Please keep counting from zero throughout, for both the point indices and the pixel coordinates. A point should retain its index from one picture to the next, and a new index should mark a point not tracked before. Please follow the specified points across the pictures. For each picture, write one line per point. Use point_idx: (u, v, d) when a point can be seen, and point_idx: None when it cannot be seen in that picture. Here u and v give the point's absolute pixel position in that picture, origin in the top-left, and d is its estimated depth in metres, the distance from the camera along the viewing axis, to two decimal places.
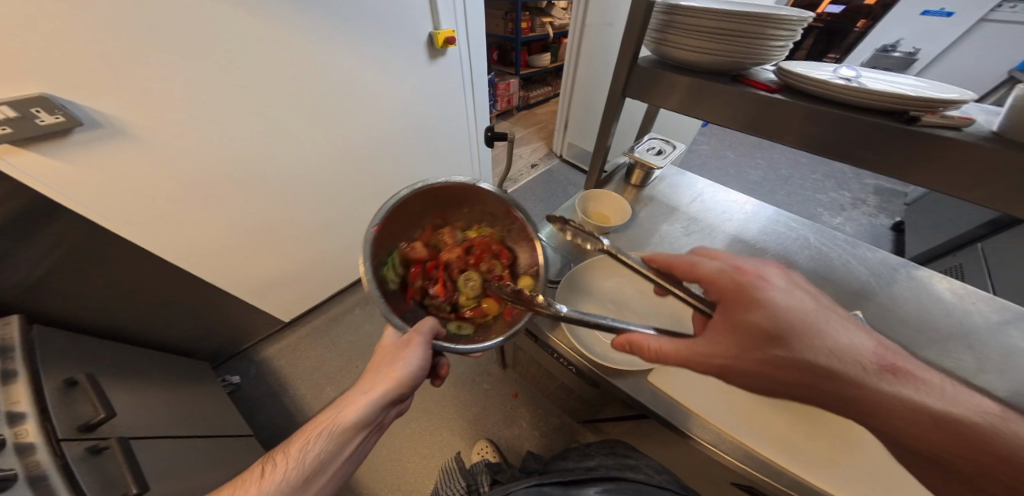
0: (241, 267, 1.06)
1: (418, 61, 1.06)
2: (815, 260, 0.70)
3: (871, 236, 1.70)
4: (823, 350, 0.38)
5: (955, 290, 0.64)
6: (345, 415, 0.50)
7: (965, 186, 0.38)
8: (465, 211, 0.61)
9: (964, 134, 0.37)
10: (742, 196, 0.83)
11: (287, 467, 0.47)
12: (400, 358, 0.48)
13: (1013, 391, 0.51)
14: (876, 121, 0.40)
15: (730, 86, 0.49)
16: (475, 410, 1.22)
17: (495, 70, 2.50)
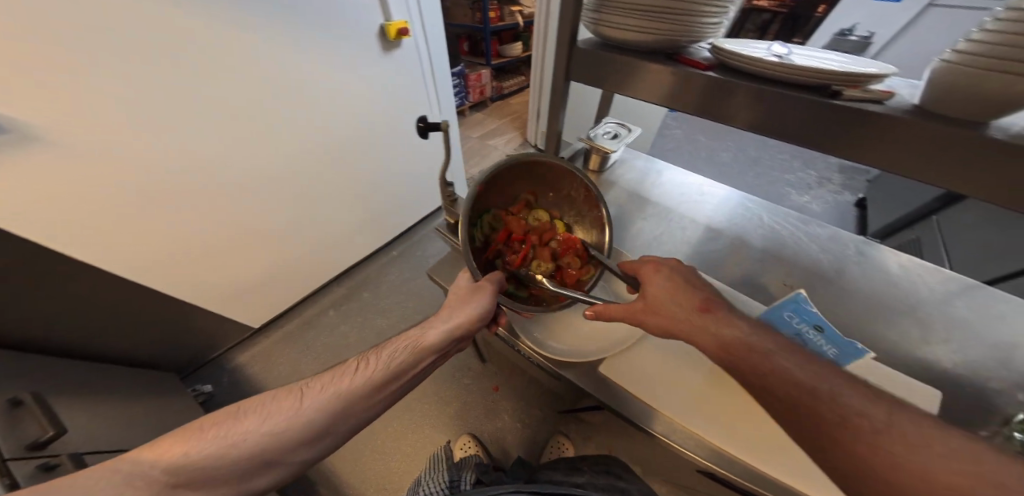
0: (204, 275, 0.99)
1: (373, 54, 1.01)
2: (768, 239, 0.70)
3: (837, 214, 1.76)
4: (700, 311, 0.40)
5: (905, 264, 0.63)
6: (426, 337, 0.51)
7: (906, 164, 0.37)
8: (548, 193, 0.61)
9: (887, 107, 0.37)
10: (700, 178, 0.83)
11: (366, 370, 0.48)
12: (482, 293, 0.49)
13: (970, 358, 0.51)
14: (808, 97, 0.39)
15: (674, 67, 0.47)
16: (456, 405, 1.12)
17: (465, 61, 2.45)
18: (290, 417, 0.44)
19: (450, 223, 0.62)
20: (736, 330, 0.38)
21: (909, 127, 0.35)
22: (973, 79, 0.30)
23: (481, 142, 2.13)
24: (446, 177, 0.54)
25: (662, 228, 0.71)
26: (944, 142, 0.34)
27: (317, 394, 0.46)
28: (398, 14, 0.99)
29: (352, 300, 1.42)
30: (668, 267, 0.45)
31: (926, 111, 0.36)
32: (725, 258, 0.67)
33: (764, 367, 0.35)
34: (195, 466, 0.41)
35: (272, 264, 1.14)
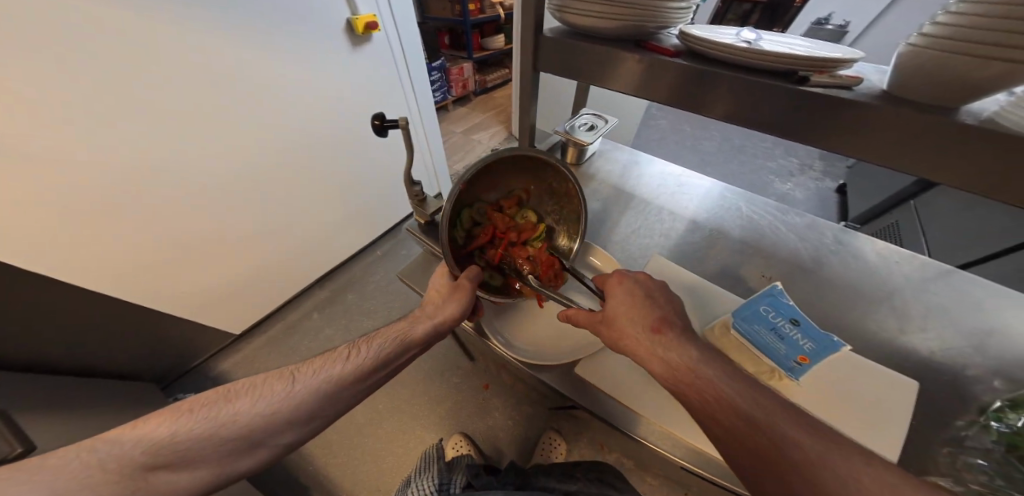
0: (184, 276, 0.93)
1: (342, 50, 0.95)
2: (746, 229, 0.69)
3: (819, 200, 1.78)
4: (650, 331, 0.39)
5: (880, 251, 0.63)
6: (421, 325, 0.50)
7: (883, 151, 0.36)
8: (532, 185, 0.56)
9: (854, 93, 0.36)
10: (678, 169, 0.82)
11: (360, 355, 0.46)
12: (460, 293, 0.49)
13: (951, 344, 0.51)
14: (775, 84, 0.38)
15: (641, 54, 0.45)
16: (446, 405, 1.05)
17: (446, 55, 2.40)
18: (282, 399, 0.42)
19: (421, 224, 0.59)
20: (682, 354, 0.37)
21: (881, 112, 0.34)
22: (939, 64, 0.29)
23: (465, 137, 2.09)
24: (410, 177, 0.51)
25: (640, 221, 0.70)
26: (915, 132, 0.33)
27: (310, 377, 0.44)
28: (366, 8, 0.95)
29: (336, 304, 1.30)
30: (632, 281, 0.44)
31: (893, 96, 0.35)
32: (704, 250, 0.66)
33: (712, 394, 0.34)
34: (178, 449, 0.37)
35: (255, 270, 1.09)
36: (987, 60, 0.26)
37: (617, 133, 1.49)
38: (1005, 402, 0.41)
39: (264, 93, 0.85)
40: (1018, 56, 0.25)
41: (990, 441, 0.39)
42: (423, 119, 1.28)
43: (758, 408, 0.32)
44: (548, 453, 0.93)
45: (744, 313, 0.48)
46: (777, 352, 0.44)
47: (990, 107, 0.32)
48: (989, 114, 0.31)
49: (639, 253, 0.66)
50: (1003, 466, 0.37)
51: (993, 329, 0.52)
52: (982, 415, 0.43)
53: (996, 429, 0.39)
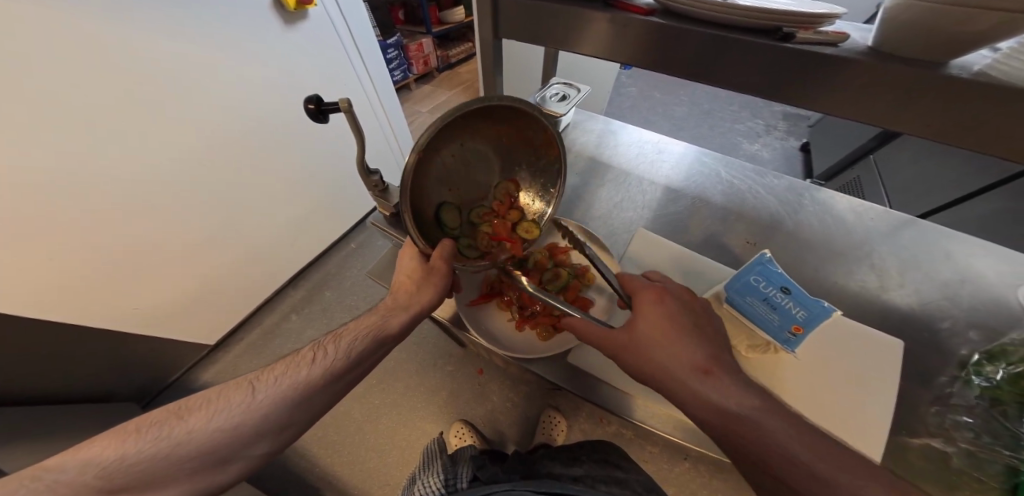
0: (161, 284, 0.83)
1: (275, 30, 0.80)
2: (728, 195, 0.67)
3: (784, 159, 1.82)
4: (693, 369, 0.35)
5: (855, 208, 0.63)
6: (398, 316, 0.46)
7: (882, 114, 0.33)
8: (508, 131, 0.46)
9: (840, 51, 0.33)
10: (656, 136, 0.78)
11: (329, 355, 0.42)
12: (435, 276, 0.45)
13: (921, 297, 0.53)
14: (755, 43, 0.35)
15: (611, 14, 0.41)
16: (443, 395, 1.04)
17: (402, 31, 2.22)
18: (242, 413, 0.37)
19: (386, 215, 0.53)
20: (734, 397, 0.34)
21: (865, 72, 0.32)
22: (931, 16, 0.26)
23: (432, 117, 1.98)
24: (365, 165, 0.44)
25: (625, 196, 0.68)
26: (919, 88, 0.30)
27: (273, 384, 0.39)
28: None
29: (314, 302, 1.15)
30: (672, 299, 0.40)
31: (880, 53, 0.33)
32: (687, 219, 0.65)
33: (749, 429, 0.32)
34: (127, 474, 0.31)
35: (235, 281, 1.00)
36: (981, 8, 0.23)
37: (588, 104, 1.44)
38: (982, 355, 0.46)
39: (218, 86, 0.74)
40: (1007, 4, 0.22)
41: (974, 396, 0.44)
42: (384, 101, 1.18)
43: (822, 458, 0.30)
44: (549, 432, 0.92)
45: (736, 285, 0.45)
46: (771, 324, 0.44)
47: (977, 62, 0.30)
48: (986, 68, 0.29)
49: (623, 228, 0.64)
50: (989, 422, 0.42)
51: (963, 279, 0.55)
52: (964, 369, 0.47)
53: (978, 384, 0.44)
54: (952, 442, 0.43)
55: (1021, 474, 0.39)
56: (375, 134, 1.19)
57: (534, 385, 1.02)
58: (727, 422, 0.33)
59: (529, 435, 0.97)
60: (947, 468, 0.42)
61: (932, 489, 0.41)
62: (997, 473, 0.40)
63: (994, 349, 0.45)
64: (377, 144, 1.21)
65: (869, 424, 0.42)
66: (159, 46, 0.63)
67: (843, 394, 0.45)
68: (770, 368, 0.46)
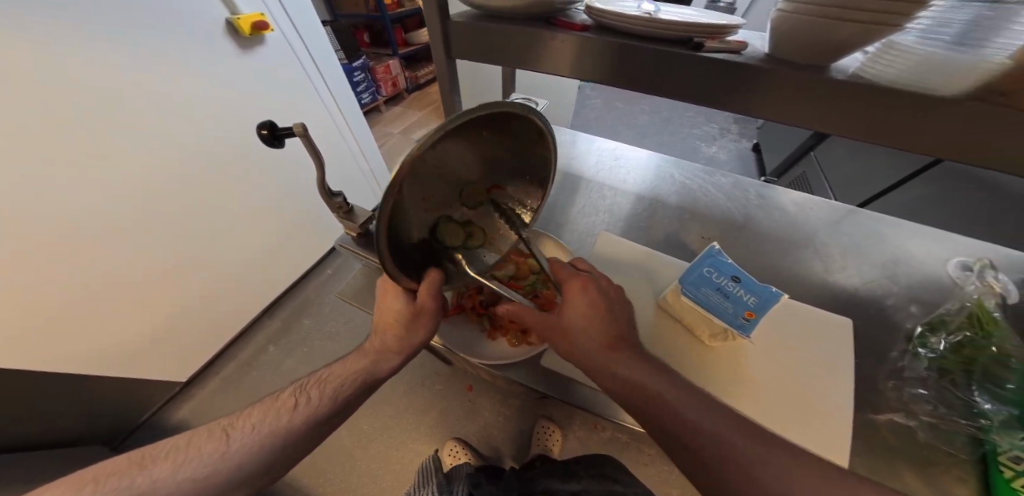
0: (131, 317, 0.80)
1: (232, 56, 0.80)
2: (681, 195, 0.71)
3: (740, 159, 1.92)
4: (605, 348, 0.39)
5: (797, 200, 0.67)
6: (388, 361, 0.45)
7: (800, 117, 0.36)
8: (491, 132, 0.39)
9: (742, 58, 0.36)
10: (612, 144, 0.82)
11: (312, 401, 0.41)
12: (427, 314, 0.43)
13: (866, 276, 0.57)
14: (669, 52, 0.38)
15: (548, 33, 0.43)
16: (432, 413, 1.01)
17: (368, 53, 2.29)
18: (213, 462, 0.36)
19: (353, 236, 0.50)
20: (638, 371, 0.38)
21: (775, 75, 0.34)
22: (800, 27, 0.30)
23: (404, 137, 2.01)
24: (327, 187, 0.42)
25: (586, 202, 0.70)
26: (827, 89, 0.33)
27: (249, 431, 0.39)
28: (249, 7, 0.81)
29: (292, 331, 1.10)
30: (595, 287, 0.42)
31: (778, 59, 0.35)
32: (646, 221, 0.67)
33: (664, 411, 0.35)
34: None
35: (209, 312, 0.97)
36: (840, 20, 0.28)
37: (551, 117, 1.49)
38: (925, 327, 0.50)
39: (181, 105, 0.74)
40: (863, 16, 0.27)
41: (924, 368, 0.47)
42: (351, 123, 1.18)
43: (724, 428, 0.33)
44: (545, 442, 0.92)
45: (691, 277, 0.48)
46: (725, 312, 0.46)
47: (850, 66, 0.34)
48: (858, 68, 0.34)
49: (587, 232, 0.66)
50: (940, 392, 0.45)
51: (902, 260, 0.59)
52: (910, 343, 0.50)
53: (925, 355, 0.47)
54: (913, 416, 0.45)
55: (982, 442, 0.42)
56: (344, 158, 1.20)
57: (524, 397, 1.01)
58: (647, 407, 0.35)
59: (524, 448, 0.97)
60: (916, 441, 0.43)
61: (900, 463, 0.42)
62: (964, 444, 0.43)
63: (934, 320, 0.49)
64: (346, 167, 1.22)
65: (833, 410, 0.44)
66: (127, 64, 0.64)
67: (815, 382, 0.47)
68: (733, 360, 0.48)
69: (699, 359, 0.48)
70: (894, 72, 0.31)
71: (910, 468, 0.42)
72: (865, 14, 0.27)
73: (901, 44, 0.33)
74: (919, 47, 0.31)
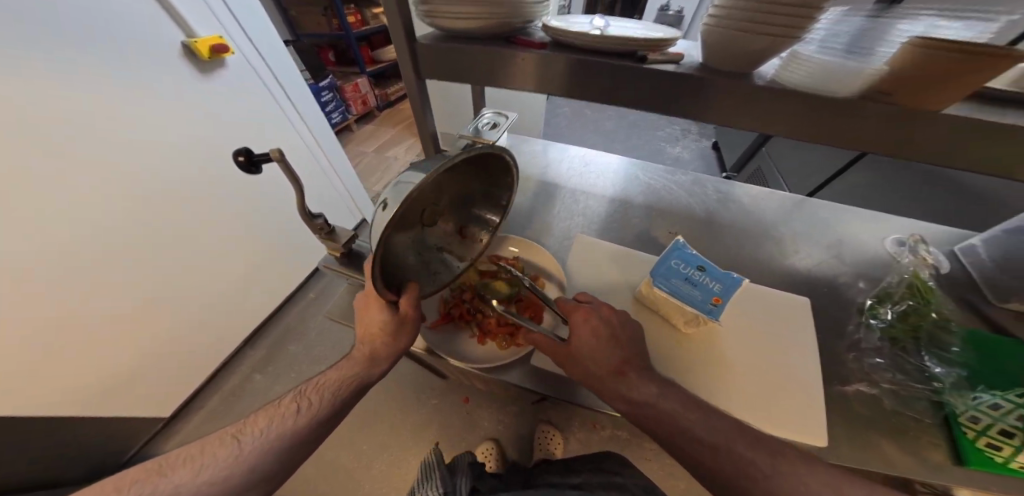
0: (108, 353, 0.77)
1: (190, 81, 0.78)
2: (647, 195, 0.75)
3: (703, 157, 2.02)
4: (614, 375, 0.40)
5: (753, 194, 0.72)
6: (379, 365, 0.45)
7: (743, 121, 0.40)
8: (471, 168, 0.40)
9: (681, 67, 0.40)
10: (580, 151, 0.86)
11: (314, 404, 0.42)
12: (409, 325, 0.43)
13: (819, 257, 0.62)
14: (618, 65, 0.41)
15: (508, 50, 0.46)
16: (429, 429, 1.01)
17: (335, 72, 2.32)
18: (227, 466, 0.37)
19: (337, 256, 0.51)
20: (644, 393, 0.40)
21: (715, 83, 0.38)
22: (725, 39, 0.35)
23: (379, 156, 2.02)
24: (308, 210, 0.43)
25: (559, 206, 0.73)
26: (760, 94, 0.37)
27: (258, 436, 0.39)
28: (207, 30, 0.80)
29: (278, 359, 1.10)
30: (597, 315, 0.43)
31: (714, 68, 0.39)
32: (618, 221, 0.70)
33: (675, 429, 0.38)
34: None
35: (190, 342, 0.94)
36: (758, 34, 0.32)
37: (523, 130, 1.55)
38: (874, 300, 0.54)
39: (145, 132, 0.72)
40: (775, 30, 0.32)
41: (878, 338, 0.51)
42: (322, 142, 1.18)
43: (722, 435, 0.38)
44: (547, 447, 0.92)
45: (660, 270, 0.51)
46: (693, 298, 0.48)
47: (768, 72, 0.39)
48: (770, 75, 0.39)
49: (564, 235, 0.68)
50: (895, 360, 0.48)
51: (850, 242, 0.64)
52: (863, 315, 0.55)
53: (876, 326, 0.52)
54: (875, 384, 0.48)
55: (941, 406, 0.45)
56: (317, 177, 1.19)
57: (521, 403, 1.02)
58: (658, 427, 0.39)
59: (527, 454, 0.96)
60: (883, 409, 0.46)
61: (873, 433, 0.44)
62: (926, 408, 0.45)
63: (880, 293, 0.54)
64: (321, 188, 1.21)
65: (802, 383, 0.48)
66: (86, 95, 0.63)
67: (785, 359, 0.50)
68: (706, 346, 0.51)
69: (679, 348, 0.51)
70: (798, 75, 0.36)
71: (886, 439, 0.43)
72: (782, 16, 0.30)
73: (802, 56, 0.36)
74: (813, 54, 0.36)
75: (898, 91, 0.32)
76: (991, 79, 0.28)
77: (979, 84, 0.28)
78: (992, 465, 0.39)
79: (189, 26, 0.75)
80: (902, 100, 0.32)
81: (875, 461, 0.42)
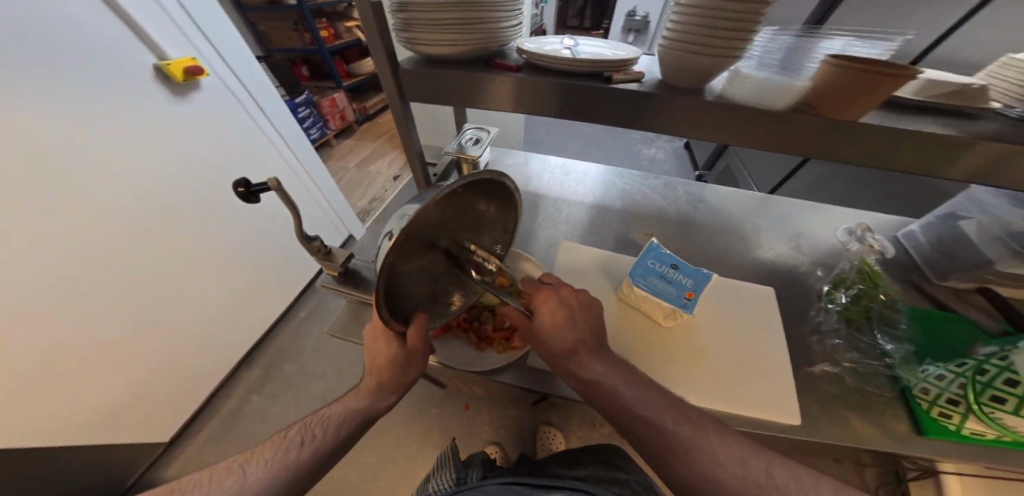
0: (100, 381, 0.77)
1: (160, 103, 0.78)
2: (623, 199, 0.79)
3: (677, 156, 2.10)
4: (567, 353, 0.44)
5: (720, 194, 0.78)
6: (385, 399, 0.48)
7: (702, 134, 0.44)
8: (474, 197, 0.41)
9: (642, 85, 0.45)
10: (559, 160, 0.90)
11: (319, 436, 0.44)
12: (419, 353, 0.45)
13: (779, 249, 0.67)
14: (586, 87, 0.45)
15: (484, 74, 0.49)
16: (431, 437, 1.03)
17: (310, 87, 2.32)
18: (233, 493, 0.38)
19: (334, 276, 0.53)
20: (593, 371, 0.43)
21: (672, 101, 0.42)
22: (676, 61, 0.40)
23: (361, 170, 2.02)
24: (304, 234, 0.46)
25: (542, 214, 0.76)
26: (713, 110, 0.41)
27: (265, 465, 0.41)
28: (178, 52, 0.80)
29: (274, 379, 1.11)
30: (558, 296, 0.46)
31: (670, 84, 0.44)
32: (598, 226, 0.75)
33: (618, 407, 0.42)
34: None
35: (182, 364, 0.94)
36: (703, 56, 0.37)
37: (503, 141, 1.59)
38: (830, 285, 0.60)
39: (124, 159, 0.72)
40: (716, 51, 0.36)
41: (835, 320, 0.56)
42: (301, 157, 1.17)
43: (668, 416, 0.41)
44: (548, 446, 0.98)
45: (638, 271, 0.55)
46: (669, 294, 0.53)
47: (716, 86, 0.44)
48: (719, 90, 0.43)
49: (548, 242, 0.72)
50: (852, 340, 0.54)
51: (808, 234, 0.70)
52: (822, 299, 0.60)
53: (833, 309, 0.57)
54: (838, 363, 0.53)
55: (897, 380, 0.50)
56: (299, 195, 1.19)
57: (519, 405, 1.06)
58: (602, 402, 0.43)
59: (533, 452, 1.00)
60: (847, 386, 0.51)
61: (840, 409, 0.49)
62: (885, 383, 0.50)
63: (835, 279, 0.59)
64: (306, 205, 1.22)
65: (773, 366, 0.53)
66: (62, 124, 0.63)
67: (756, 345, 0.55)
68: (687, 340, 0.55)
69: (663, 343, 0.55)
70: (741, 91, 0.41)
71: (854, 415, 0.48)
72: (720, 39, 0.35)
73: (743, 72, 0.41)
74: (751, 71, 0.40)
75: (823, 105, 0.37)
76: (892, 93, 0.34)
77: (882, 98, 0.34)
78: (948, 433, 0.44)
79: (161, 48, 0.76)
80: (826, 112, 0.37)
81: (845, 435, 0.46)
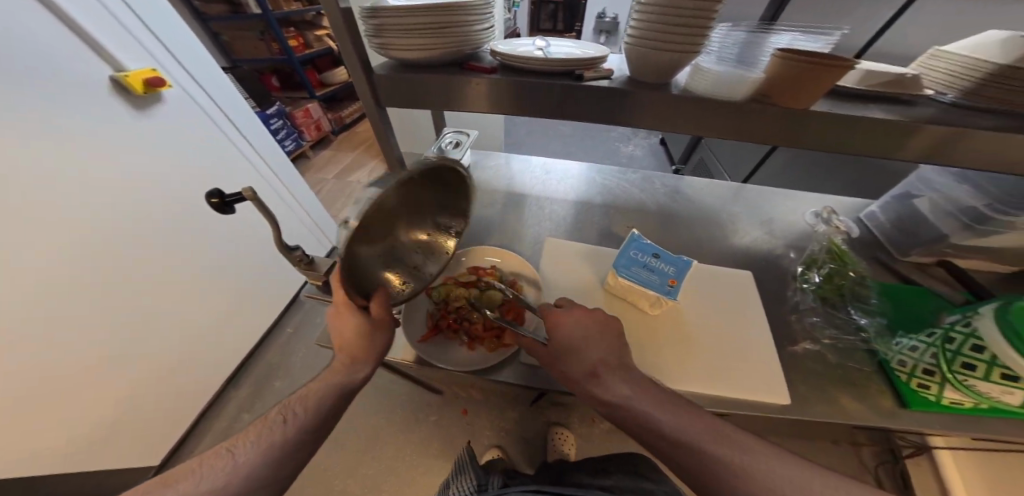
0: (85, 411, 0.73)
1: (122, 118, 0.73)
2: (603, 194, 0.81)
3: (653, 152, 2.15)
4: (589, 376, 0.41)
5: (695, 185, 0.80)
6: (362, 368, 0.44)
7: (672, 128, 0.46)
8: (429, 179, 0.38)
9: (613, 81, 0.46)
10: (539, 160, 0.91)
11: (302, 413, 0.41)
12: (381, 328, 0.43)
13: (755, 234, 0.70)
14: (559, 85, 0.46)
15: (460, 76, 0.50)
16: (431, 445, 1.02)
17: (281, 98, 2.28)
18: (224, 477, 0.36)
19: (318, 285, 0.52)
20: (620, 394, 0.40)
21: (642, 96, 0.44)
22: (640, 57, 0.41)
23: (341, 181, 1.99)
24: (285, 244, 0.45)
25: (525, 213, 0.77)
26: (681, 103, 0.43)
27: (250, 445, 0.39)
28: (135, 63, 0.74)
29: (265, 396, 1.09)
30: (571, 319, 0.44)
31: (636, 80, 0.45)
32: (581, 221, 0.76)
33: (651, 430, 0.38)
34: None
35: (170, 388, 0.91)
36: (665, 51, 0.39)
37: (483, 145, 1.60)
38: (803, 266, 0.63)
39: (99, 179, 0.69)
40: (677, 46, 0.38)
41: (811, 299, 0.59)
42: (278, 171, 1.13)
43: (700, 433, 0.37)
44: (560, 448, 0.95)
45: (622, 262, 0.56)
46: (653, 282, 0.54)
47: (679, 83, 0.46)
48: (682, 85, 0.45)
49: (534, 240, 0.73)
50: (828, 317, 0.57)
51: (781, 218, 0.72)
52: (800, 281, 0.62)
53: (809, 288, 0.60)
54: (818, 340, 0.55)
55: (874, 354, 0.53)
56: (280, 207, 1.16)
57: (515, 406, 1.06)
58: (633, 427, 0.39)
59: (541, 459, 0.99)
60: (829, 362, 0.53)
61: (826, 384, 0.50)
62: (864, 357, 0.53)
63: (807, 260, 0.62)
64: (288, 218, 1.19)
65: (756, 346, 0.55)
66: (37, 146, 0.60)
67: (739, 327, 0.57)
68: (675, 327, 0.57)
69: (649, 332, 0.57)
70: (702, 84, 0.43)
71: (840, 390, 0.49)
72: (681, 36, 0.37)
73: (703, 67, 0.42)
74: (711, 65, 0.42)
75: (781, 95, 0.39)
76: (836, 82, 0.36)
77: (829, 86, 0.36)
78: (928, 404, 0.46)
79: (116, 59, 0.70)
80: (781, 102, 0.39)
81: (835, 410, 0.48)
